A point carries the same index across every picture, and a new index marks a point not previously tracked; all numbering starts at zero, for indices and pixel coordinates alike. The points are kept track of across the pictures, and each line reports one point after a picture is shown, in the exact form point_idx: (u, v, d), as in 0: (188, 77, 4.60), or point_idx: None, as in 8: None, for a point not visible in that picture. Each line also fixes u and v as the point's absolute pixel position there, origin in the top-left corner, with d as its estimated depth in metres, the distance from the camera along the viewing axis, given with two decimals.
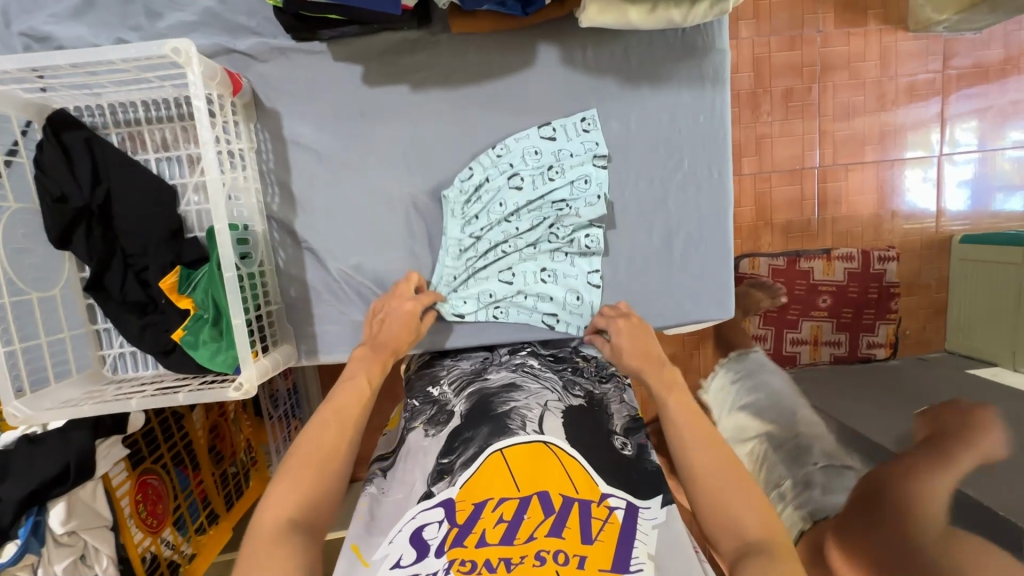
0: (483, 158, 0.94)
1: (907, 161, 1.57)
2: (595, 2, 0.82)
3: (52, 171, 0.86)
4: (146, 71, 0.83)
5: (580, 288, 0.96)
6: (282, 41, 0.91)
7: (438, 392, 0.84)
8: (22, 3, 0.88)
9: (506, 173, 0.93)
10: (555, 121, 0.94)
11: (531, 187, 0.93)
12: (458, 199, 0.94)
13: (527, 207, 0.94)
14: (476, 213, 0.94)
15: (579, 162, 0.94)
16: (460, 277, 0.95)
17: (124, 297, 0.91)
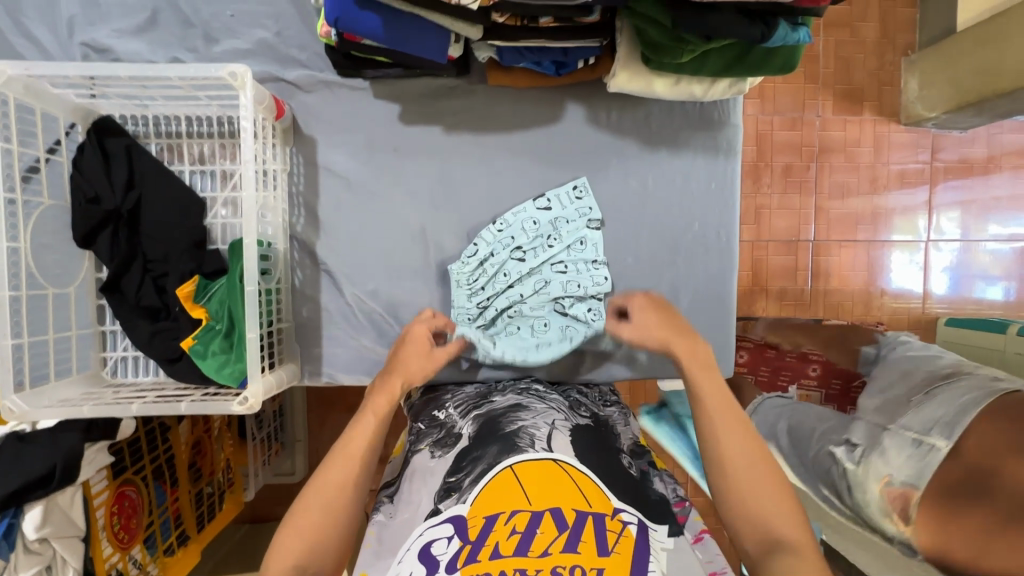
0: (487, 233, 0.97)
1: (895, 244, 1.65)
2: (625, 70, 0.88)
3: (89, 172, 0.89)
4: (198, 90, 0.88)
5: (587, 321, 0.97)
6: (328, 75, 0.97)
7: (444, 416, 0.84)
8: (88, 15, 0.94)
9: (508, 247, 0.97)
10: (548, 192, 0.99)
11: (532, 257, 0.97)
12: (464, 271, 0.97)
13: (528, 274, 0.97)
14: (481, 284, 0.97)
15: (574, 227, 0.98)
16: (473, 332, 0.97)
17: (138, 301, 0.91)
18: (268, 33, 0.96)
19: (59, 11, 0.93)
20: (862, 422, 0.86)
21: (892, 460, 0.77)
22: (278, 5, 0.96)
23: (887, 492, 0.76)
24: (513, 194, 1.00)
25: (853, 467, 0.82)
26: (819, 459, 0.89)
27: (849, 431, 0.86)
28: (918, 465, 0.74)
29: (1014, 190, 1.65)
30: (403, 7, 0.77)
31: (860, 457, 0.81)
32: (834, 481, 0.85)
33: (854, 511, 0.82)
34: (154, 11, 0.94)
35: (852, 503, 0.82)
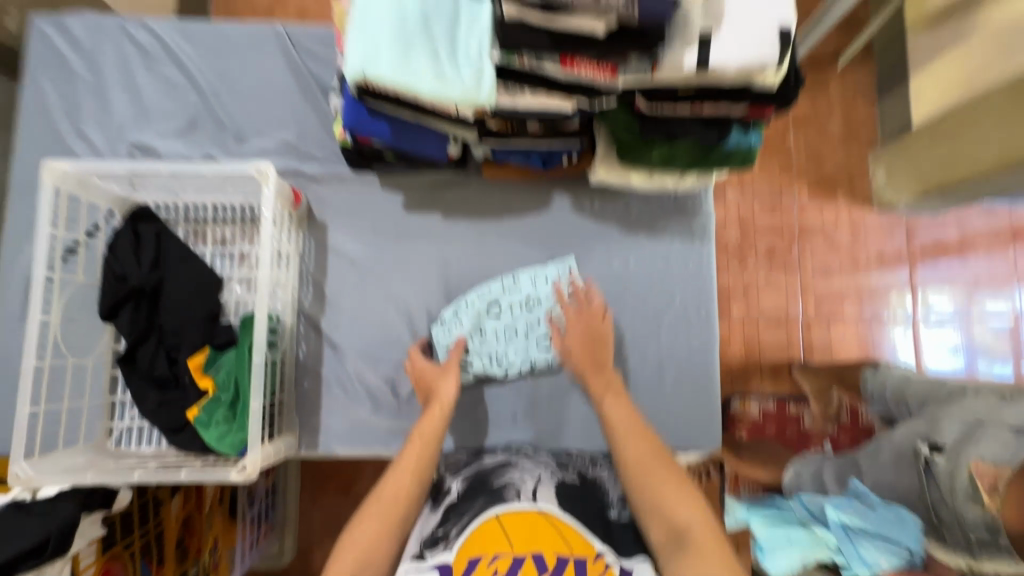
0: (469, 296, 1.04)
1: (884, 321, 1.72)
2: (603, 165, 1.00)
3: (121, 254, 0.98)
4: (226, 183, 0.99)
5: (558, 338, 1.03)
6: (341, 170, 1.09)
7: (436, 476, 0.86)
8: (137, 121, 1.08)
9: (487, 307, 1.04)
10: (525, 269, 1.06)
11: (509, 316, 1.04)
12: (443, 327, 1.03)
13: (504, 325, 1.04)
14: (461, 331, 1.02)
15: (552, 297, 1.05)
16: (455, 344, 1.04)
17: (150, 372, 0.97)
18: (291, 135, 1.10)
19: (112, 117, 1.08)
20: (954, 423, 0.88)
21: (986, 446, 0.80)
22: (302, 112, 1.10)
23: (977, 469, 0.79)
24: (507, 274, 1.08)
25: (941, 458, 0.85)
26: (892, 462, 0.95)
27: (936, 431, 0.89)
28: (962, 446, 0.83)
29: (992, 270, 1.73)
30: (408, 117, 0.89)
31: (946, 449, 0.85)
32: (892, 477, 0.94)
33: (945, 501, 0.83)
34: (195, 117, 1.09)
35: (948, 494, 0.83)
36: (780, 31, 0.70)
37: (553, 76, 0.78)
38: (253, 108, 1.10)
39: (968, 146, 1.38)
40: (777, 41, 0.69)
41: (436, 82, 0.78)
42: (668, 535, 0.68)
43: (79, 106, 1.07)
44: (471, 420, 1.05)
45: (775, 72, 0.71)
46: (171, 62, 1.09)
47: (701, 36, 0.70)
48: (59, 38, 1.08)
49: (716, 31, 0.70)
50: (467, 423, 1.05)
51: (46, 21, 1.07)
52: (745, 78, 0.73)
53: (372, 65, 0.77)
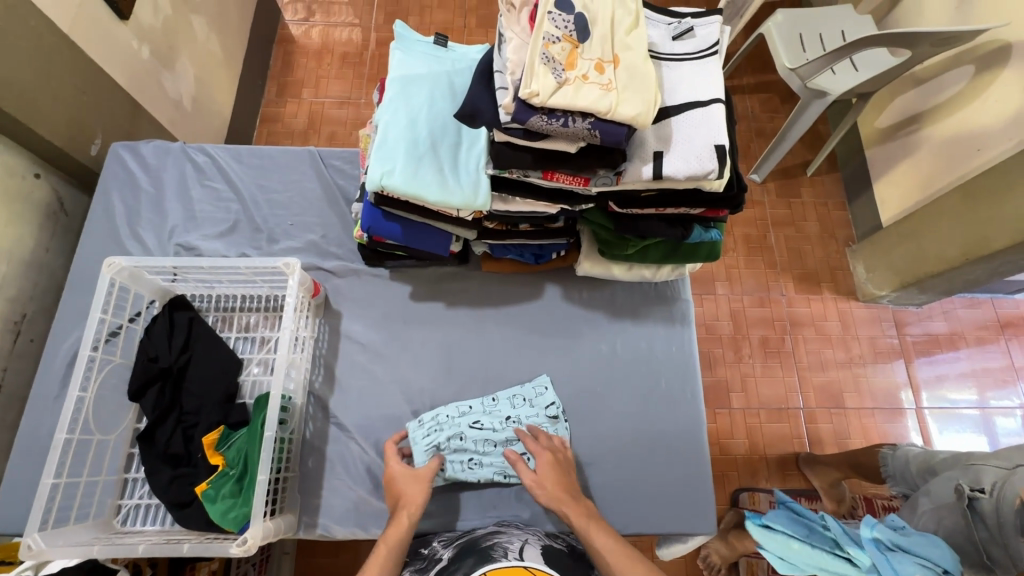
0: (449, 410, 1.09)
1: (887, 412, 1.74)
2: (588, 259, 1.14)
3: (155, 338, 1.09)
4: (256, 275, 1.13)
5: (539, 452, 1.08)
6: (358, 265, 1.24)
7: (429, 549, 0.95)
8: (186, 225, 1.26)
9: (469, 422, 1.08)
10: (502, 391, 1.13)
11: (490, 429, 1.07)
12: (419, 430, 1.07)
13: (483, 439, 1.06)
14: (440, 439, 1.05)
15: (533, 416, 1.10)
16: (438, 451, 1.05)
17: (165, 449, 1.02)
18: (316, 236, 1.26)
19: (165, 222, 1.26)
20: (991, 473, 0.98)
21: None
22: (327, 218, 1.28)
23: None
24: (504, 358, 1.17)
25: (986, 497, 0.94)
26: (931, 510, 1.03)
27: (976, 479, 0.99)
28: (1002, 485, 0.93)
29: (986, 362, 1.78)
30: (417, 218, 1.04)
31: (988, 489, 0.95)
32: (933, 524, 1.01)
33: (995, 540, 0.92)
34: (235, 222, 1.26)
35: (998, 531, 0.92)
36: (715, 148, 0.85)
37: (537, 185, 0.94)
38: (286, 214, 1.28)
39: (935, 243, 1.54)
40: (715, 156, 0.85)
41: (441, 190, 0.93)
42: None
43: (138, 213, 1.26)
44: (468, 502, 1.08)
45: (718, 179, 0.87)
46: (221, 178, 1.30)
47: (655, 153, 0.86)
48: (129, 156, 1.27)
49: (666, 149, 0.86)
50: (465, 505, 1.08)
51: (122, 145, 1.28)
52: (695, 184, 0.88)
53: (388, 176, 0.92)
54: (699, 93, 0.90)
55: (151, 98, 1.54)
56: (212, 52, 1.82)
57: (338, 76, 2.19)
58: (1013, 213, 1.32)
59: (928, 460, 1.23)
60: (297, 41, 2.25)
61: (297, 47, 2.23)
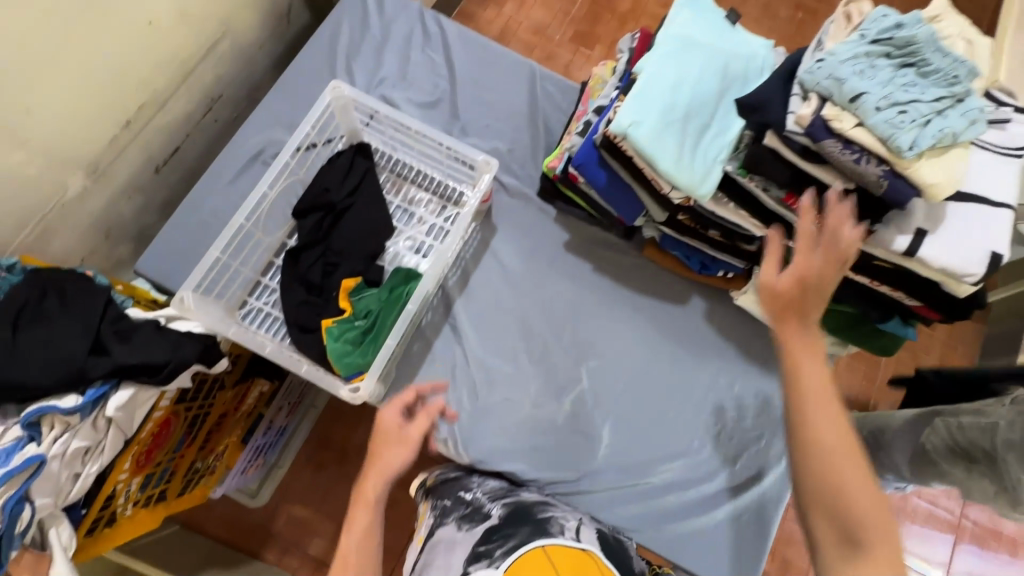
0: (821, 66, 0.77)
1: None
2: (752, 291, 1.10)
3: (335, 171, 1.13)
4: (445, 159, 1.16)
5: (937, 77, 0.75)
6: (529, 192, 1.22)
7: (471, 496, 0.95)
8: (395, 82, 1.27)
9: (855, 74, 0.75)
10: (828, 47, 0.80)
11: (875, 81, 0.74)
12: (826, 64, 0.77)
13: (882, 84, 0.74)
14: (859, 76, 0.74)
15: (891, 36, 0.76)
16: (868, 84, 0.74)
17: (305, 273, 1.08)
18: (503, 146, 1.25)
19: (380, 70, 1.27)
20: None
21: None
22: (521, 134, 1.26)
23: None
24: (622, 344, 1.15)
25: None
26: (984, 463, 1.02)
27: None
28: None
29: None
30: (625, 178, 1.01)
31: None
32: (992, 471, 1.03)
33: None
34: (438, 100, 1.27)
35: None
36: (987, 254, 0.79)
37: (768, 203, 0.90)
38: (484, 112, 1.27)
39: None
40: (982, 263, 0.79)
41: (677, 162, 0.89)
42: (838, 540, 0.61)
43: (359, 49, 1.27)
44: (532, 453, 1.08)
45: (969, 286, 0.80)
46: (442, 53, 1.30)
47: (917, 229, 0.80)
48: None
49: (932, 231, 0.80)
50: (529, 451, 1.08)
51: None
52: (939, 278, 0.82)
53: (635, 126, 0.89)
54: (993, 189, 0.81)
55: None
56: None
57: (544, 3, 2.13)
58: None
59: (965, 426, 0.86)
60: None
61: None
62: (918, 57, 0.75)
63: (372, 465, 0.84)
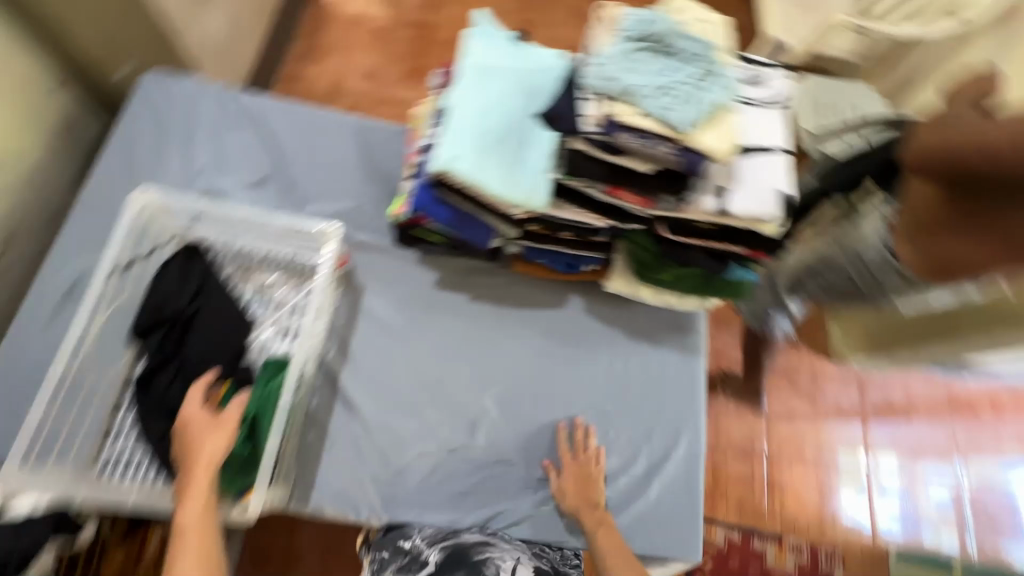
0: (592, 70, 0.84)
1: (844, 478, 1.79)
2: (619, 277, 1.16)
3: (168, 282, 1.03)
4: (287, 235, 1.10)
5: (690, 61, 0.85)
6: (386, 242, 1.21)
7: (411, 544, 1.00)
8: (213, 170, 1.20)
9: (623, 72, 0.82)
10: (596, 51, 0.88)
11: (641, 75, 0.82)
12: (597, 68, 0.84)
13: (647, 76, 0.82)
14: (626, 72, 0.82)
15: (642, 31, 0.86)
16: (635, 78, 0.82)
17: (164, 398, 0.97)
18: (348, 205, 1.22)
19: (192, 162, 1.19)
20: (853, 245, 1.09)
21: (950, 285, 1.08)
22: (362, 188, 1.24)
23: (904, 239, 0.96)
24: (517, 361, 1.16)
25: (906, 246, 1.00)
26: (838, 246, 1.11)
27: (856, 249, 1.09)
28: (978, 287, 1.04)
29: (933, 437, 1.85)
30: (467, 208, 1.03)
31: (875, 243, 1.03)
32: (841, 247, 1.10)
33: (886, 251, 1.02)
34: (266, 176, 1.22)
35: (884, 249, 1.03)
36: (778, 194, 0.90)
37: (597, 198, 0.95)
38: (318, 176, 1.23)
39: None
40: (778, 203, 0.90)
41: (506, 183, 0.92)
42: None
43: (163, 146, 1.19)
44: (462, 498, 1.07)
45: (773, 224, 0.91)
46: (258, 128, 1.25)
47: (719, 187, 0.90)
48: (165, 88, 1.22)
49: (731, 186, 0.90)
50: (459, 498, 1.07)
51: (160, 74, 1.23)
52: (750, 225, 0.92)
53: (457, 160, 0.92)
54: (767, 139, 0.94)
55: None
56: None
57: (367, 49, 2.14)
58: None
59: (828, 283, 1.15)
60: (330, 4, 2.18)
61: (330, 10, 2.18)
62: (668, 46, 0.85)
63: (194, 458, 0.86)
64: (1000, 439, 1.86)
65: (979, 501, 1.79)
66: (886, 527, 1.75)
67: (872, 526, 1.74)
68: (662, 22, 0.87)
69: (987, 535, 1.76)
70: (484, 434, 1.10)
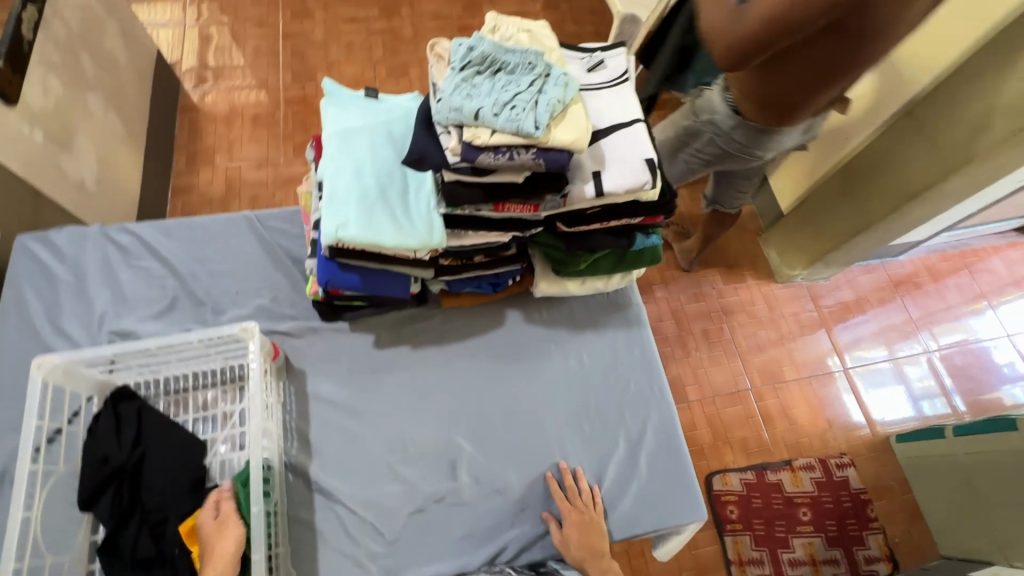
0: (436, 105, 0.88)
1: (836, 383, 1.86)
2: (544, 280, 1.19)
3: (101, 437, 0.98)
4: (211, 349, 1.08)
5: (521, 70, 0.91)
6: (314, 322, 1.21)
7: None
8: (117, 310, 1.17)
9: (464, 98, 0.86)
10: (436, 88, 0.92)
11: (480, 97, 0.86)
12: (440, 103, 0.88)
13: (487, 96, 0.86)
14: (467, 98, 0.86)
15: (470, 58, 0.91)
16: (476, 101, 0.86)
17: (134, 556, 0.93)
18: (266, 299, 1.22)
19: (93, 309, 1.16)
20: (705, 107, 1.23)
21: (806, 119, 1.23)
22: (275, 278, 1.24)
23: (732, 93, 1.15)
24: (476, 390, 1.18)
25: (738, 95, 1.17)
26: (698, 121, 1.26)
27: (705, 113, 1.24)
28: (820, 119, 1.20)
29: (889, 319, 1.96)
30: (375, 265, 1.04)
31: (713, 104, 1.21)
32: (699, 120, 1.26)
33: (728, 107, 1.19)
34: (174, 299, 1.20)
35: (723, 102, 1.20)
36: (645, 162, 0.95)
37: (490, 217, 0.99)
38: (227, 281, 1.23)
39: (915, 165, 1.44)
40: (649, 169, 0.95)
41: (398, 233, 0.94)
42: None
43: (59, 304, 1.16)
44: (465, 542, 1.06)
45: (652, 189, 0.97)
46: (152, 256, 1.23)
47: (593, 173, 0.95)
48: (41, 248, 1.19)
49: (603, 168, 0.95)
50: (464, 541, 1.06)
51: (30, 236, 1.19)
52: (633, 196, 0.97)
53: (344, 228, 0.93)
54: (622, 115, 1.00)
55: (50, 184, 1.42)
56: (112, 131, 1.73)
57: (250, 139, 2.13)
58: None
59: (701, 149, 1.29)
60: (200, 108, 2.17)
61: (203, 114, 2.16)
62: (498, 64, 0.91)
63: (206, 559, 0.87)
64: (947, 302, 1.99)
65: (949, 363, 1.90)
66: (882, 416, 1.83)
67: (867, 420, 1.81)
68: (486, 44, 0.93)
69: (967, 392, 1.87)
70: (467, 472, 1.10)
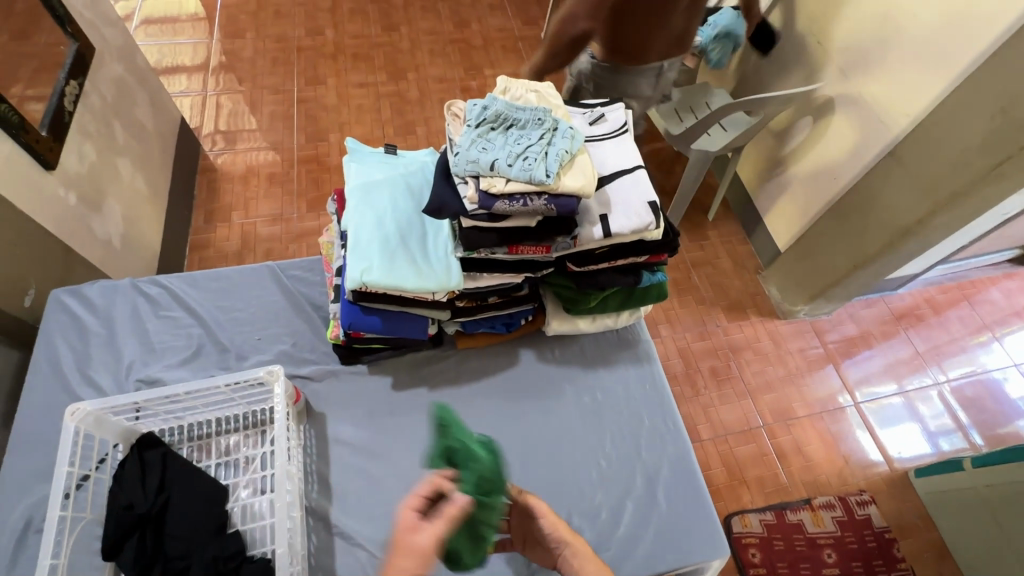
0: (454, 159, 0.96)
1: (846, 418, 1.86)
2: (555, 318, 1.23)
3: (127, 483, 1.00)
4: (235, 393, 1.12)
5: (530, 125, 0.99)
6: (334, 366, 1.24)
7: None
8: (145, 359, 1.21)
9: (479, 152, 0.95)
10: (452, 144, 1.01)
11: (494, 150, 0.95)
12: (457, 157, 0.96)
13: (500, 149, 0.95)
14: (482, 151, 0.95)
15: (483, 116, 1.00)
16: (490, 154, 0.94)
17: None
18: (287, 345, 1.26)
19: (121, 359, 1.20)
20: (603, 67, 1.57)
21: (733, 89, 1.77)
22: (296, 325, 1.29)
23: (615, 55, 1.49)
24: (493, 430, 1.19)
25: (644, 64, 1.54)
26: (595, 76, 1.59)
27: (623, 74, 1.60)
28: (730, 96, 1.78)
29: (895, 353, 1.98)
30: (395, 308, 1.10)
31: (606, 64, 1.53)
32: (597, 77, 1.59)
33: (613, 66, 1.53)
34: (198, 346, 1.24)
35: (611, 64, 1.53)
36: (648, 205, 1.02)
37: (504, 259, 1.05)
38: (250, 328, 1.28)
39: (898, 206, 1.52)
40: (652, 211, 1.02)
41: (418, 276, 1.00)
42: None
43: (88, 354, 1.20)
44: None
45: (656, 229, 1.04)
46: (179, 306, 1.29)
47: (601, 215, 1.01)
48: (74, 301, 1.24)
49: (609, 212, 1.02)
50: None
51: (63, 290, 1.24)
52: (639, 236, 1.04)
53: (367, 273, 0.99)
54: (624, 161, 1.08)
55: (81, 242, 1.50)
56: (138, 191, 1.83)
57: (266, 196, 2.24)
58: (989, 101, 1.25)
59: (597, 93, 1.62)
60: (219, 168, 2.30)
61: (220, 174, 2.29)
62: (508, 120, 1.00)
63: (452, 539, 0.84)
64: (951, 335, 2.02)
65: (960, 396, 1.91)
66: (899, 451, 1.81)
67: (884, 457, 1.80)
68: (496, 104, 1.02)
69: (982, 425, 1.86)
70: None
